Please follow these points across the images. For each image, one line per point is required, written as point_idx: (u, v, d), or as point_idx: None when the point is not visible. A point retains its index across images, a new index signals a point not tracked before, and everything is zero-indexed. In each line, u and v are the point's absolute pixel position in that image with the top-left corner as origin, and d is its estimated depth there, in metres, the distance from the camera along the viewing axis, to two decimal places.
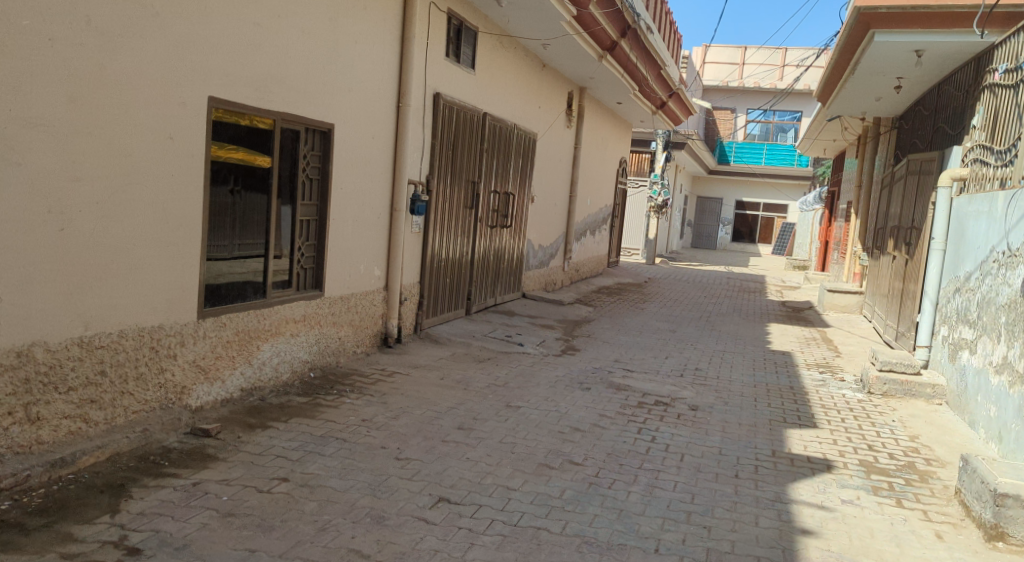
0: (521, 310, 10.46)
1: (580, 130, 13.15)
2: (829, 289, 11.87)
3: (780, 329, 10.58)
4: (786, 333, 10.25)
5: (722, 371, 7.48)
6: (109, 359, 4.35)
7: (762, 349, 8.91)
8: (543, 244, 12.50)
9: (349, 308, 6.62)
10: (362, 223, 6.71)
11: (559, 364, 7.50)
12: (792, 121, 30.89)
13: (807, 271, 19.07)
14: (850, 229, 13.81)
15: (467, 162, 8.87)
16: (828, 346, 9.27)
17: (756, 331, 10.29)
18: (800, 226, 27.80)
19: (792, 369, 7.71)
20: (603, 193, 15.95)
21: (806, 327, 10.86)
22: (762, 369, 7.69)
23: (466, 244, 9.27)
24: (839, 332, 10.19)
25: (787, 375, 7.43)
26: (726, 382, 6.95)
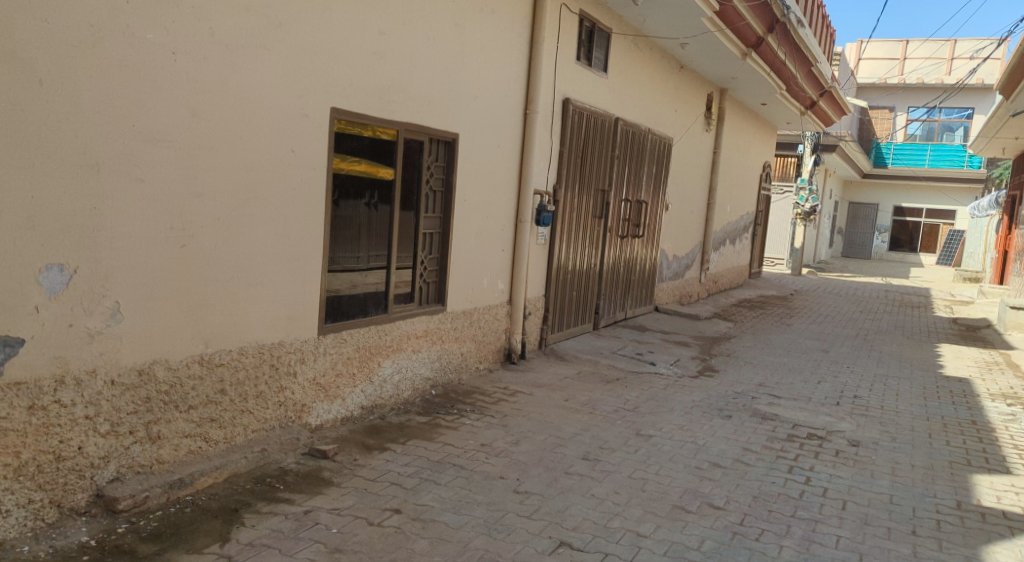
0: (654, 325, 9.96)
1: (721, 133, 12.50)
2: (1013, 306, 10.75)
3: (954, 351, 9.54)
4: (962, 355, 9.24)
5: (886, 400, 6.73)
6: (229, 378, 4.18)
7: (933, 374, 8.01)
8: (679, 254, 11.93)
9: (472, 323, 6.38)
10: (486, 236, 6.46)
11: (697, 387, 6.98)
12: (960, 119, 28.78)
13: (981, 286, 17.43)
14: None
15: (598, 170, 8.52)
16: (1015, 372, 8.24)
17: (925, 354, 9.31)
18: (970, 235, 25.53)
19: (972, 400, 6.83)
20: (745, 201, 15.15)
21: (986, 350, 9.73)
22: (936, 399, 6.87)
23: (596, 255, 8.90)
24: None
25: (967, 406, 6.58)
26: (892, 415, 6.21)
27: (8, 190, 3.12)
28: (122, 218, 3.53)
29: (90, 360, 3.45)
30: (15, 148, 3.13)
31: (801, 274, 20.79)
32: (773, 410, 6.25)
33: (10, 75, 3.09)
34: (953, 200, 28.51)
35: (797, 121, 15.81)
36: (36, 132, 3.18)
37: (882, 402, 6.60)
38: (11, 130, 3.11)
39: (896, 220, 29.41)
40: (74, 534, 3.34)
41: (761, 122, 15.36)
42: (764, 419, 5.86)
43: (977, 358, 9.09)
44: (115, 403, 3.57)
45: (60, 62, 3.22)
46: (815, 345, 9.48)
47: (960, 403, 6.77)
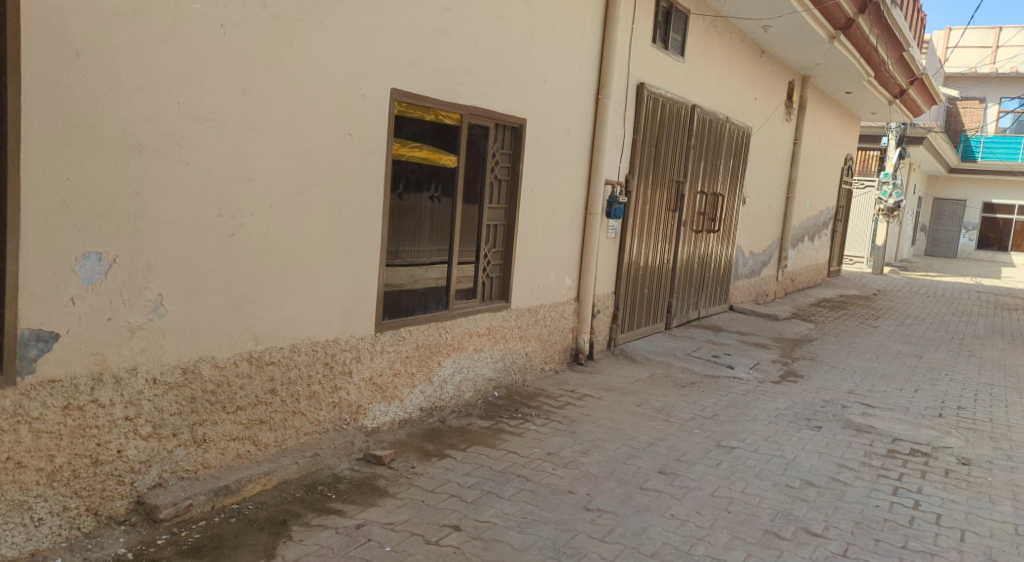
0: (729, 325, 9.45)
1: (802, 124, 11.87)
2: None
3: None
4: None
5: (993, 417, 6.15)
6: (280, 377, 3.90)
7: None
8: (756, 250, 11.36)
9: (537, 321, 6.02)
10: (553, 228, 6.09)
11: (780, 395, 6.51)
12: None
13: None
14: None
15: (673, 161, 8.05)
16: None
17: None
18: None
19: None
20: (825, 195, 14.44)
21: None
22: None
23: (669, 250, 8.44)
24: None
25: None
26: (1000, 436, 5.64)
27: (42, 172, 2.87)
28: (166, 205, 3.26)
29: (130, 357, 3.19)
30: (49, 126, 2.87)
31: (883, 274, 19.89)
32: (870, 424, 5.75)
33: (43, 45, 2.83)
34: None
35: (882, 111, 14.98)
36: (72, 108, 2.92)
37: (991, 422, 6.02)
38: (46, 106, 2.86)
39: (984, 216, 27.92)
40: (111, 544, 3.08)
41: (843, 112, 14.59)
42: (862, 432, 5.50)
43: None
44: (157, 403, 3.31)
45: (98, 32, 2.96)
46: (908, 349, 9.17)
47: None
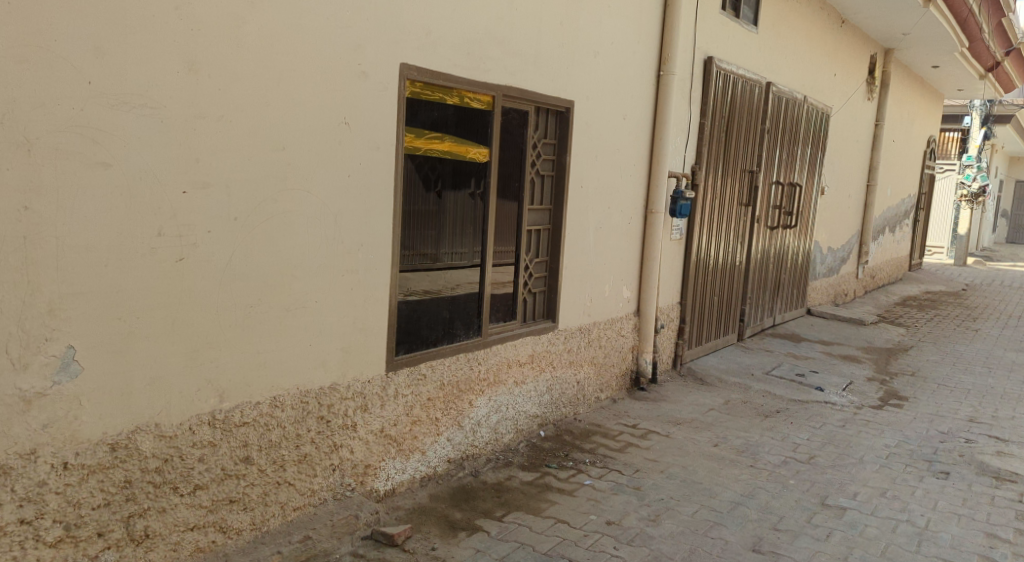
0: (808, 333, 8.40)
1: (882, 103, 10.79)
2: None
3: None
4: None
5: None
6: (257, 442, 2.96)
7: None
8: (835, 246, 10.21)
9: (590, 342, 5.03)
10: (608, 232, 5.09)
11: (887, 429, 5.58)
12: None
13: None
14: None
15: (745, 147, 6.97)
16: None
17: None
18: None
19: None
20: (905, 182, 13.24)
21: None
22: None
23: (741, 250, 7.38)
24: None
25: None
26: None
27: None
28: (74, 225, 2.37)
29: (27, 436, 2.34)
30: None
31: (964, 265, 18.63)
32: (1008, 470, 4.96)
33: None
34: None
35: (967, 85, 13.71)
36: None
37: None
38: None
39: None
40: None
41: (922, 89, 13.31)
42: (999, 483, 4.69)
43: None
44: (72, 495, 2.45)
45: None
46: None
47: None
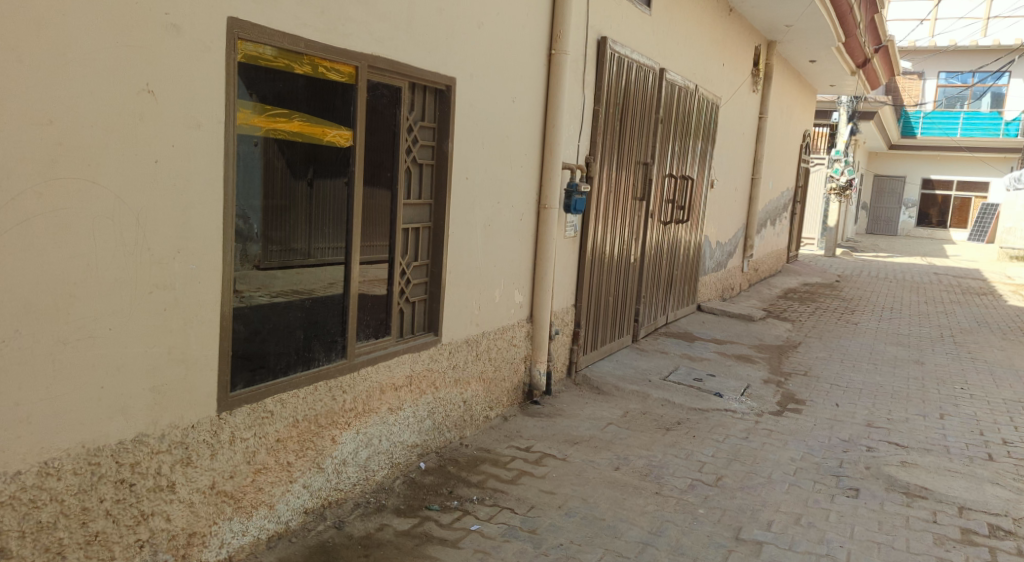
0: (702, 332, 8.37)
1: (765, 95, 10.71)
2: None
3: None
4: None
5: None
6: (18, 527, 2.31)
7: None
8: (722, 240, 10.10)
9: (478, 356, 4.40)
10: (497, 230, 4.46)
11: (790, 439, 5.41)
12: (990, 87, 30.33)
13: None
14: None
15: (639, 138, 6.51)
16: None
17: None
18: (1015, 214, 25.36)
19: None
20: (784, 175, 13.36)
21: None
22: None
23: (636, 246, 6.97)
24: None
25: None
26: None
27: None
28: None
29: None
30: None
31: (834, 256, 19.35)
32: (916, 484, 4.83)
33: None
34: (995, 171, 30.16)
35: (840, 81, 13.98)
36: None
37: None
38: None
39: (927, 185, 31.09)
40: None
41: (799, 83, 13.46)
42: (910, 500, 4.55)
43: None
44: None
45: None
46: (904, 354, 9.38)
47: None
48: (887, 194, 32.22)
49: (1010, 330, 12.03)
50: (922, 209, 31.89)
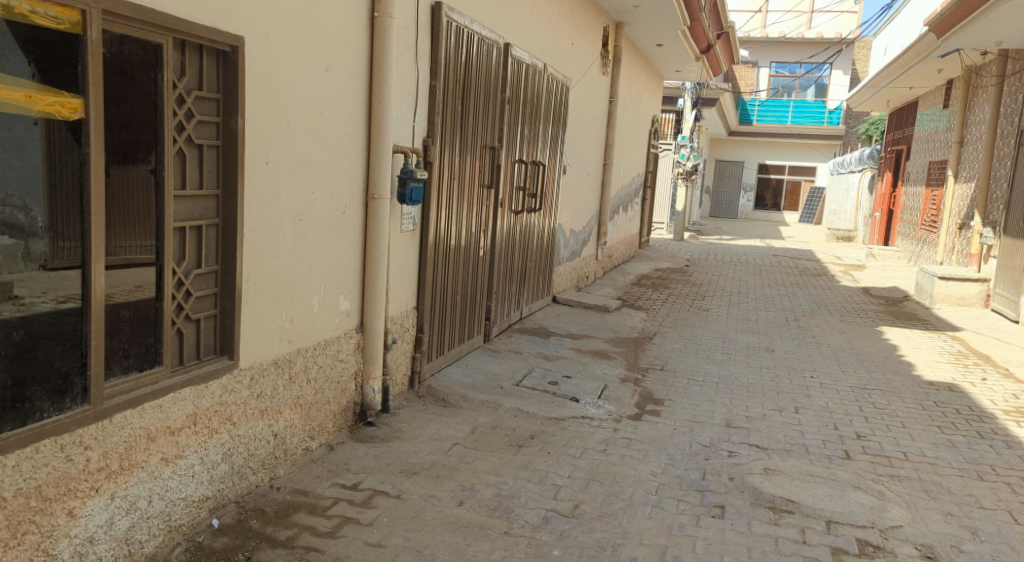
0: (557, 326, 7.97)
1: (615, 78, 10.41)
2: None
3: (903, 379, 8.43)
4: (931, 392, 7.98)
5: (899, 488, 5.20)
6: None
7: (915, 421, 6.85)
8: (575, 227, 9.76)
9: (292, 380, 3.66)
10: (313, 226, 3.71)
11: (650, 449, 5.12)
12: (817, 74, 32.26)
13: (863, 272, 17.47)
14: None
15: (484, 120, 5.90)
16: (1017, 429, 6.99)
17: (896, 387, 8.03)
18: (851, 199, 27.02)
19: (994, 485, 5.53)
20: (635, 160, 13.22)
21: (937, 376, 8.69)
22: (947, 470, 5.74)
23: (486, 238, 6.38)
24: (1003, 398, 7.98)
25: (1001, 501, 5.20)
26: (920, 507, 4.90)
27: None
28: None
29: None
30: None
31: (681, 240, 19.66)
32: (782, 497, 4.62)
33: None
34: (820, 156, 32.50)
35: (685, 66, 13.98)
36: None
37: (907, 460, 5.82)
38: None
39: (760, 176, 33.09)
40: None
41: (647, 67, 13.33)
42: (776, 519, 4.33)
43: (1012, 392, 8.25)
44: None
45: None
46: (754, 340, 9.37)
47: (993, 494, 5.35)
48: (728, 179, 33.41)
49: (847, 311, 12.41)
50: (758, 193, 33.36)
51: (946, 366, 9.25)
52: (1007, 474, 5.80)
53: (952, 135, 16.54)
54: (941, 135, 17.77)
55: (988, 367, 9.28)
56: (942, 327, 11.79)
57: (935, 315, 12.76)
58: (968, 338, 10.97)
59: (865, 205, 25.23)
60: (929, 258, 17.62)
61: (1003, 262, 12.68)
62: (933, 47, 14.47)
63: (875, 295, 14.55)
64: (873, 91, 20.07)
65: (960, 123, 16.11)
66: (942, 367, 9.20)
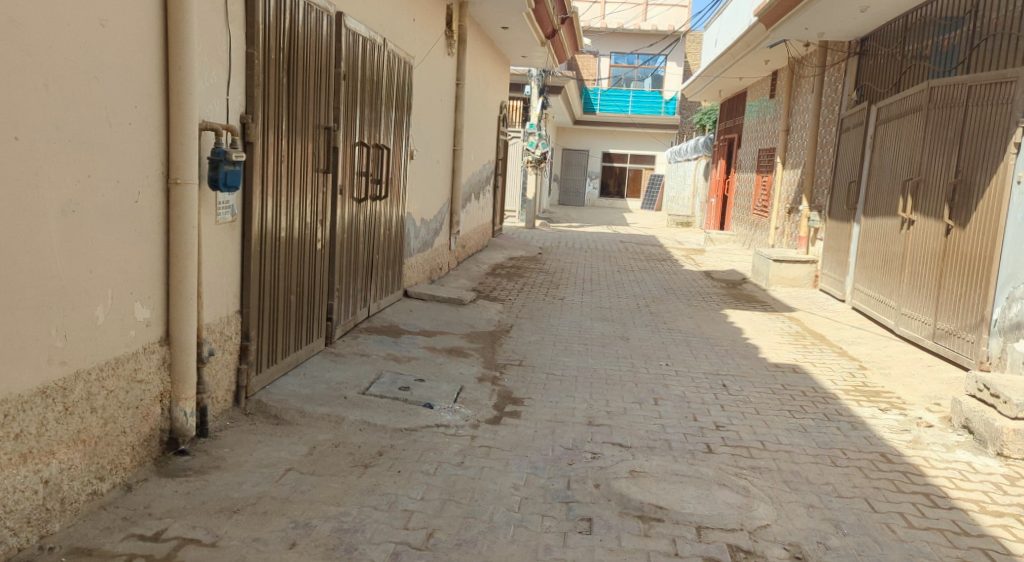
0: (408, 323, 7.47)
1: (460, 60, 9.95)
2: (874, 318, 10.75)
3: (753, 362, 8.50)
4: (779, 375, 8.07)
5: (762, 481, 5.03)
6: None
7: (769, 406, 6.83)
8: (426, 217, 9.23)
9: (65, 412, 3.03)
10: (87, 216, 3.07)
11: (511, 457, 4.76)
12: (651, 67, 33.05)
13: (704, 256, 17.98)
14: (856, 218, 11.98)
15: (315, 97, 5.25)
16: (860, 409, 7.10)
17: (746, 372, 8.01)
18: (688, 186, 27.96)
19: (848, 469, 5.53)
20: (485, 146, 12.82)
21: (785, 357, 8.84)
22: (804, 456, 5.70)
23: (326, 229, 5.78)
24: (844, 376, 8.18)
25: (855, 487, 5.18)
26: (783, 501, 4.75)
27: None
28: None
29: None
30: None
31: (532, 228, 19.50)
32: (650, 502, 4.37)
33: None
34: (660, 145, 33.66)
35: (531, 52, 13.70)
36: None
37: (764, 449, 5.70)
38: None
39: (604, 164, 33.81)
40: None
41: (493, 50, 12.94)
42: (646, 529, 4.03)
43: (848, 370, 8.46)
44: None
45: None
46: (609, 329, 9.19)
47: (847, 480, 5.31)
48: (574, 166, 33.80)
49: (694, 296, 12.57)
50: (603, 180, 33.99)
51: (788, 347, 9.38)
52: (856, 457, 5.82)
53: (781, 124, 17.27)
54: (769, 125, 18.49)
55: (824, 347, 9.51)
56: (779, 308, 12.12)
57: (772, 297, 13.14)
58: (803, 318, 11.31)
59: (701, 192, 26.09)
60: (762, 241, 18.32)
61: (830, 244, 13.22)
62: (762, 38, 14.94)
63: (717, 278, 14.90)
64: (706, 81, 20.66)
65: (786, 113, 16.75)
66: (784, 348, 9.33)
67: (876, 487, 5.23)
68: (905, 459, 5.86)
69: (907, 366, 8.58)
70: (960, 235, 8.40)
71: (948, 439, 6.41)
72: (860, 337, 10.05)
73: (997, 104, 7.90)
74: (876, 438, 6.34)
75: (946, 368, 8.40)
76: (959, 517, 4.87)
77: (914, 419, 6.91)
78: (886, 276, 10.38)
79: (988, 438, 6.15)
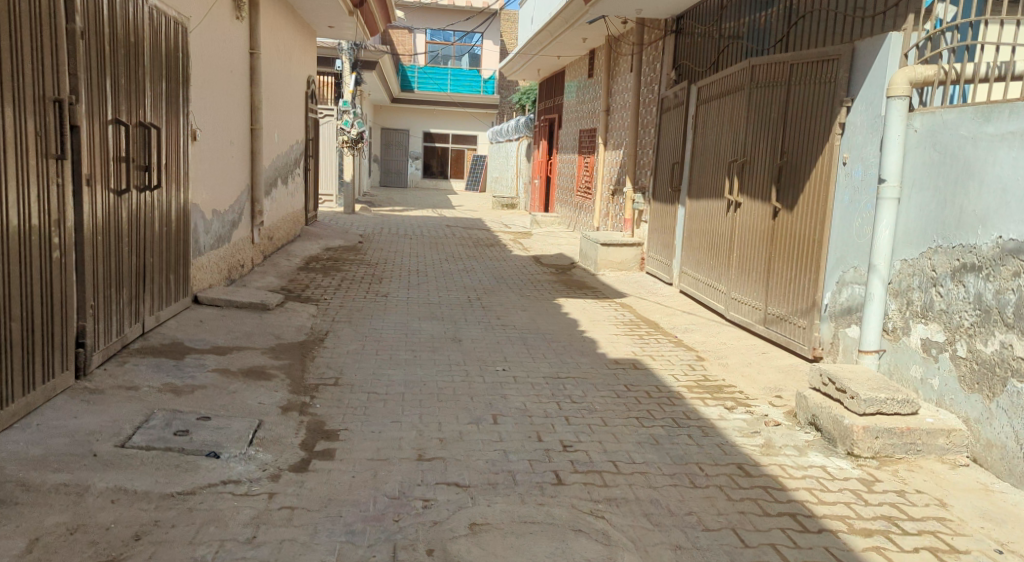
0: (195, 340, 6.28)
1: (253, 26, 8.63)
2: (704, 302, 10.46)
3: (592, 356, 7.93)
4: (622, 371, 7.36)
5: (620, 519, 4.19)
6: None
7: (617, 409, 6.18)
8: (217, 209, 7.88)
9: None
10: None
11: (321, 521, 3.94)
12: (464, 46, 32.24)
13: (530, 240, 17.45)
14: (680, 200, 11.74)
15: (32, 61, 4.39)
16: (712, 405, 6.42)
17: (587, 372, 7.28)
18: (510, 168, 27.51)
19: (711, 486, 4.72)
20: (292, 125, 11.50)
21: (623, 349, 8.34)
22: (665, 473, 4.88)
23: (69, 224, 4.85)
24: (683, 365, 7.71)
25: (722, 510, 4.39)
26: (647, 545, 3.95)
27: None
28: None
29: None
30: None
31: (352, 213, 18.25)
32: None
33: None
34: (481, 125, 33.09)
35: (337, 22, 12.42)
36: None
37: (618, 473, 4.84)
38: None
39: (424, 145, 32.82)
40: None
41: (294, 19, 11.58)
42: None
43: (687, 363, 7.81)
44: None
45: None
46: (438, 330, 8.24)
47: (710, 505, 4.46)
48: (395, 146, 32.52)
49: (524, 284, 11.95)
50: (425, 161, 33.11)
51: (625, 339, 8.79)
52: (714, 473, 4.93)
53: (602, 103, 16.94)
54: (589, 105, 18.20)
55: (660, 336, 9.00)
56: (610, 294, 11.71)
57: (601, 281, 12.75)
58: (635, 305, 10.89)
59: (524, 173, 25.70)
60: (587, 224, 18.04)
61: (655, 226, 12.95)
62: (579, 15, 14.40)
63: (546, 263, 14.38)
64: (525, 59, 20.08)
65: (606, 92, 16.43)
66: (621, 340, 8.73)
67: (742, 512, 4.38)
68: (763, 471, 5.00)
69: (742, 353, 8.11)
70: (788, 218, 8.10)
71: (798, 438, 5.62)
72: (692, 323, 9.67)
73: (820, 83, 7.57)
74: (728, 444, 5.48)
75: (780, 354, 8.03)
76: (831, 544, 4.08)
77: (760, 416, 6.12)
78: (714, 260, 10.12)
79: (838, 436, 5.41)
